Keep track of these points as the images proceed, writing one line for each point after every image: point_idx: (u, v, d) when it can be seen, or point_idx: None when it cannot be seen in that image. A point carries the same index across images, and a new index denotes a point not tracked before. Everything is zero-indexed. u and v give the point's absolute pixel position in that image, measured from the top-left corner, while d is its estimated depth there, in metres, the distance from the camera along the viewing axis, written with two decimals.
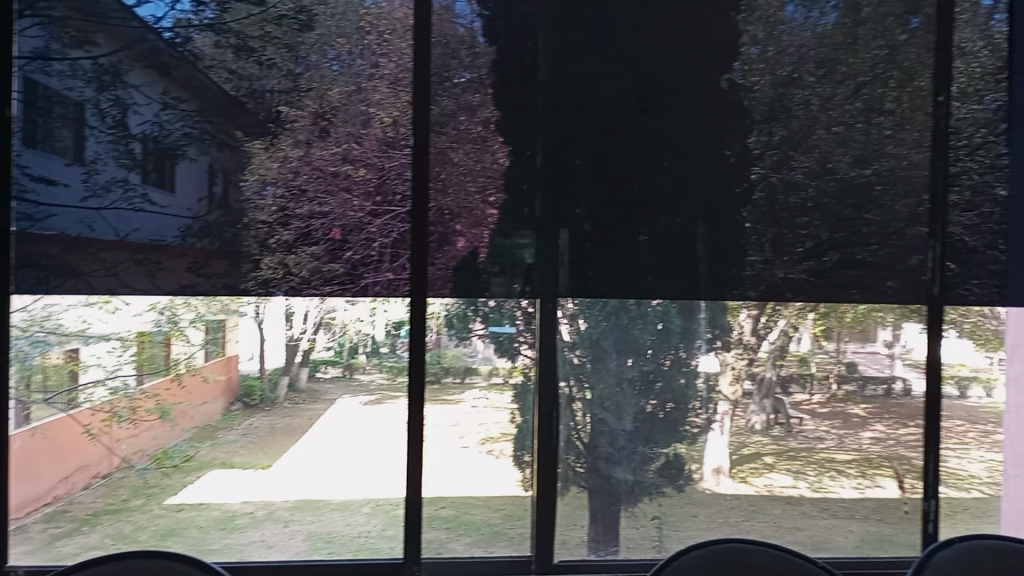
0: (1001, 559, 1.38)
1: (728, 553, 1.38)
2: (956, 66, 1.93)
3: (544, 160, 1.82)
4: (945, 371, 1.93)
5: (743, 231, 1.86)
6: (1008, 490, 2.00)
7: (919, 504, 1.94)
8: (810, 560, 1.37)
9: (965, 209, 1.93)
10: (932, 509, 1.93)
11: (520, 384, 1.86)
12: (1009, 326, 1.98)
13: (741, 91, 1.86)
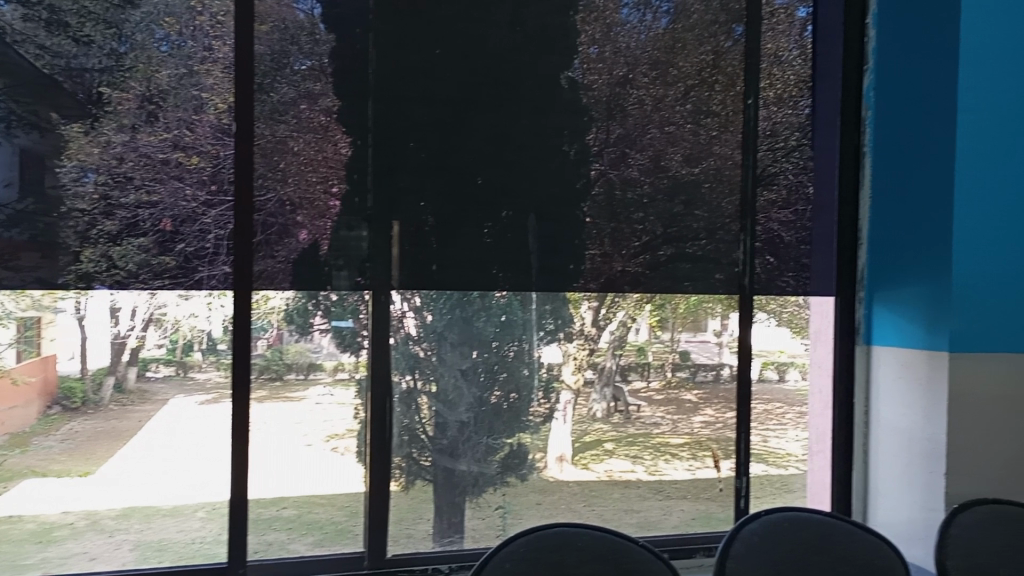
0: (802, 529, 1.50)
1: (560, 537, 1.41)
2: (773, 73, 2.08)
3: (387, 152, 1.80)
4: (763, 357, 2.09)
5: (584, 226, 1.92)
6: (811, 465, 2.17)
7: (733, 481, 2.07)
8: (631, 539, 1.44)
9: (781, 206, 2.08)
10: (744, 485, 2.07)
11: (364, 380, 1.82)
12: (813, 313, 2.16)
13: (580, 89, 1.92)
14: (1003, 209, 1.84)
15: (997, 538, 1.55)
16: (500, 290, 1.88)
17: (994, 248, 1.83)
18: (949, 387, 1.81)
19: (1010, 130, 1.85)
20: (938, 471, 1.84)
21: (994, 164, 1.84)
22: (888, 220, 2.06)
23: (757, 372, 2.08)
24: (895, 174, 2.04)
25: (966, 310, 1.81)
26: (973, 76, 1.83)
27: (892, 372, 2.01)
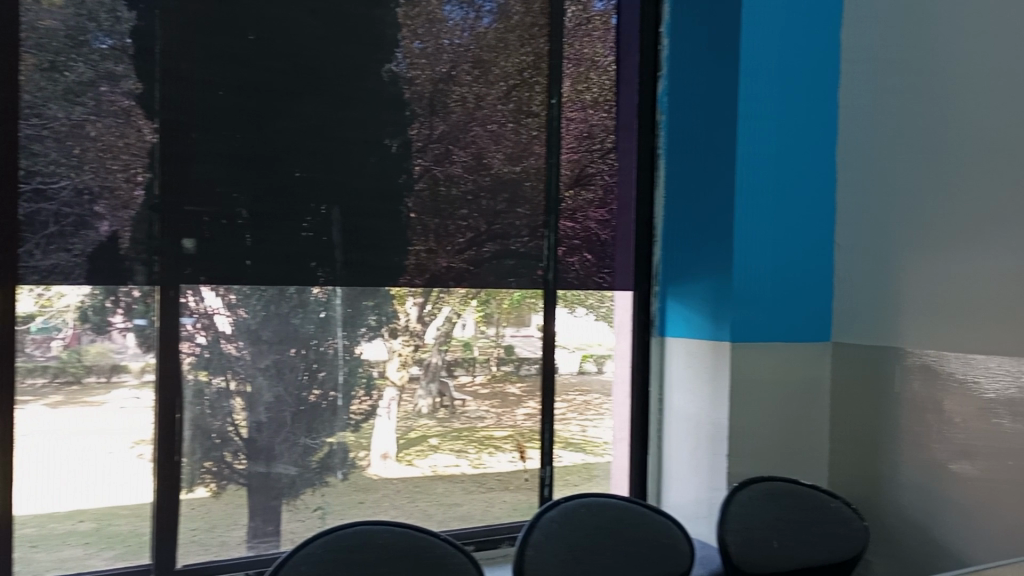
0: (601, 513, 1.55)
1: (359, 536, 1.39)
2: (591, 77, 2.16)
3: (205, 140, 1.70)
4: (583, 349, 2.17)
5: (408, 222, 1.91)
6: (614, 453, 2.25)
7: (537, 471, 2.11)
8: (433, 534, 1.45)
9: (598, 206, 2.18)
10: (547, 474, 2.12)
11: (155, 381, 1.69)
12: (617, 306, 2.24)
13: (401, 83, 1.89)
14: (775, 211, 2.01)
15: (770, 512, 1.67)
16: (323, 286, 1.83)
17: (769, 247, 2.00)
18: (729, 376, 1.96)
19: (785, 140, 2.03)
20: (720, 453, 1.98)
21: (767, 169, 2.00)
22: (679, 219, 2.19)
23: (578, 365, 2.16)
24: (687, 175, 2.17)
25: (743, 303, 1.97)
26: (751, 87, 1.99)
27: (681, 364, 2.15)
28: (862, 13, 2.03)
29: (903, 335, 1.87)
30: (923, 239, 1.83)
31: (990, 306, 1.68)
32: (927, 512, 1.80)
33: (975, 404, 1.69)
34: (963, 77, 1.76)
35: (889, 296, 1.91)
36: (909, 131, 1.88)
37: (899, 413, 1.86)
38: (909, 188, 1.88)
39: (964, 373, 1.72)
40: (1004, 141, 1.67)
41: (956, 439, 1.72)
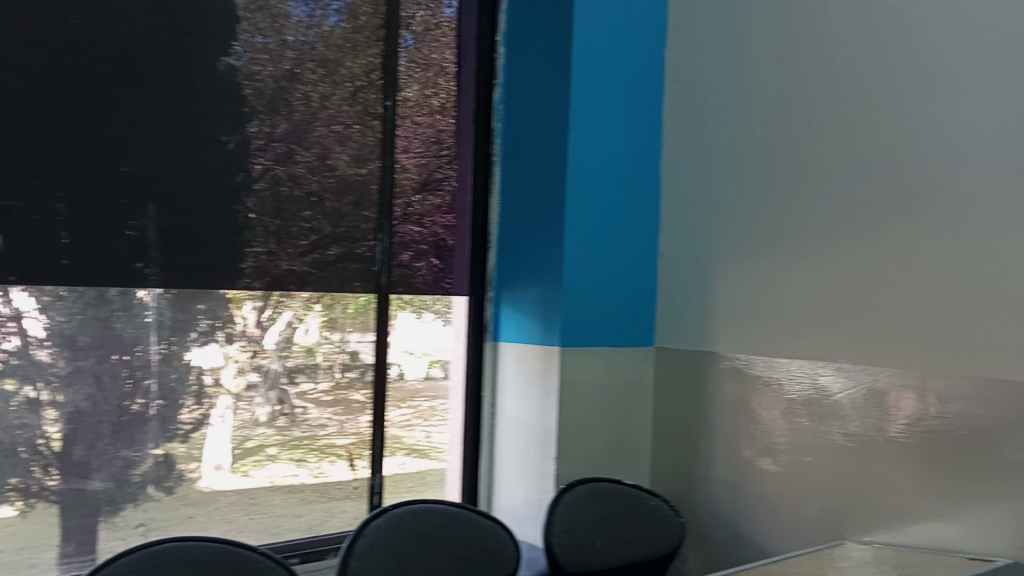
0: (428, 522, 1.53)
1: (169, 555, 1.31)
2: (440, 83, 2.17)
3: (18, 128, 1.55)
4: (432, 355, 2.17)
5: (247, 222, 1.83)
6: (450, 459, 2.22)
7: (367, 479, 2.05)
8: (252, 549, 1.38)
9: (445, 211, 2.18)
10: (377, 483, 2.06)
11: None
12: (455, 312, 2.22)
13: (240, 77, 1.81)
14: (604, 217, 2.08)
15: (594, 512, 1.70)
16: (157, 287, 1.72)
17: (598, 252, 2.07)
18: (558, 378, 2.00)
19: (619, 152, 2.12)
20: (548, 456, 2.02)
21: (600, 180, 2.08)
22: (512, 223, 2.22)
23: (426, 371, 2.15)
24: (519, 180, 2.20)
25: (572, 305, 2.02)
26: (583, 98, 2.05)
27: (516, 368, 2.17)
28: (685, 35, 2.14)
29: (717, 339, 1.98)
30: (736, 248, 1.96)
31: (790, 312, 1.82)
32: (735, 507, 1.91)
33: (779, 404, 1.82)
34: (773, 100, 1.90)
35: (705, 302, 2.02)
36: (725, 146, 2.01)
37: (713, 414, 1.98)
38: (724, 200, 2.00)
39: (769, 375, 1.85)
40: (806, 160, 1.82)
41: (762, 438, 1.86)
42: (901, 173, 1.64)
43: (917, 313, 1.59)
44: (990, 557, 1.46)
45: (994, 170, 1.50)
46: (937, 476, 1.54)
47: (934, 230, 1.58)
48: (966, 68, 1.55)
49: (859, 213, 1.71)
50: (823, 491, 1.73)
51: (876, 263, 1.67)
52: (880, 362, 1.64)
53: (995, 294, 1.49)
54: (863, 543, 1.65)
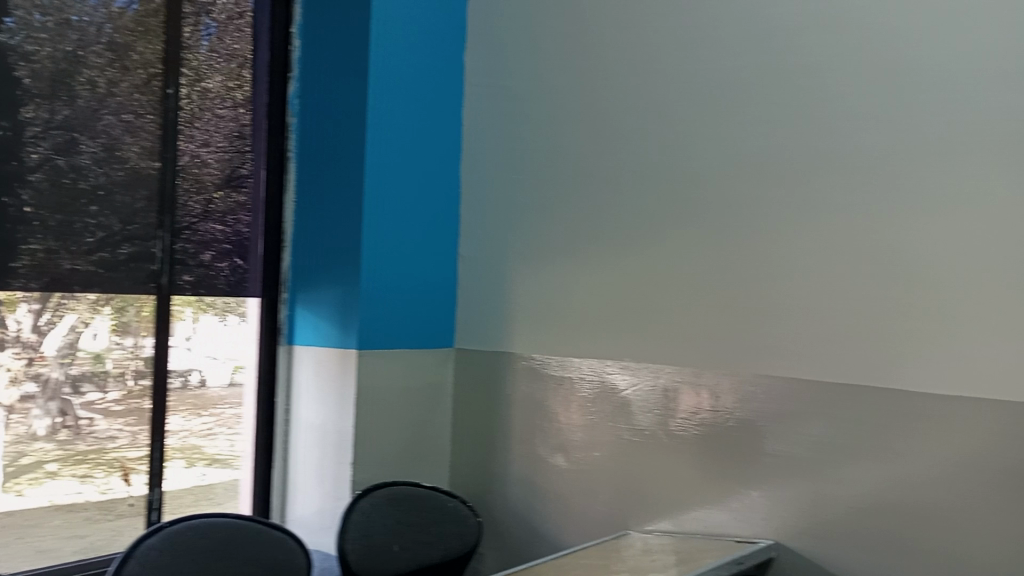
0: (211, 536, 1.41)
1: None
2: (245, 75, 2.07)
3: None
4: (237, 360, 2.06)
5: (23, 217, 1.66)
6: (243, 467, 2.08)
7: (144, 494, 1.87)
8: None
9: (249, 209, 2.07)
10: (156, 498, 1.89)
11: None
12: (248, 311, 2.08)
13: (12, 57, 1.63)
14: (405, 217, 2.06)
15: (393, 517, 1.69)
16: None
17: (399, 253, 2.04)
18: (357, 381, 1.95)
19: (422, 155, 2.10)
20: (345, 462, 1.96)
21: (403, 182, 2.06)
22: (303, 219, 2.11)
23: (230, 377, 2.04)
24: (311, 175, 2.11)
25: (370, 306, 1.98)
26: (382, 97, 2.02)
27: (312, 371, 2.07)
28: (484, 40, 2.16)
29: (516, 339, 2.01)
30: (534, 250, 2.00)
31: (584, 312, 1.89)
32: (532, 504, 1.96)
33: (573, 402, 1.89)
34: (571, 109, 1.96)
35: (505, 303, 2.04)
36: (523, 151, 2.05)
37: (511, 413, 2.01)
38: (523, 203, 2.04)
39: (563, 375, 1.91)
40: (598, 170, 1.89)
41: (557, 435, 1.91)
42: (684, 184, 1.75)
43: (697, 313, 1.70)
44: (752, 539, 1.59)
45: (765, 183, 1.63)
46: (712, 467, 1.66)
47: (710, 238, 1.70)
48: (744, 87, 1.68)
49: (646, 219, 1.80)
50: (613, 484, 1.81)
51: (662, 266, 1.77)
52: (664, 360, 1.74)
53: (763, 296, 1.62)
54: (646, 532, 1.74)
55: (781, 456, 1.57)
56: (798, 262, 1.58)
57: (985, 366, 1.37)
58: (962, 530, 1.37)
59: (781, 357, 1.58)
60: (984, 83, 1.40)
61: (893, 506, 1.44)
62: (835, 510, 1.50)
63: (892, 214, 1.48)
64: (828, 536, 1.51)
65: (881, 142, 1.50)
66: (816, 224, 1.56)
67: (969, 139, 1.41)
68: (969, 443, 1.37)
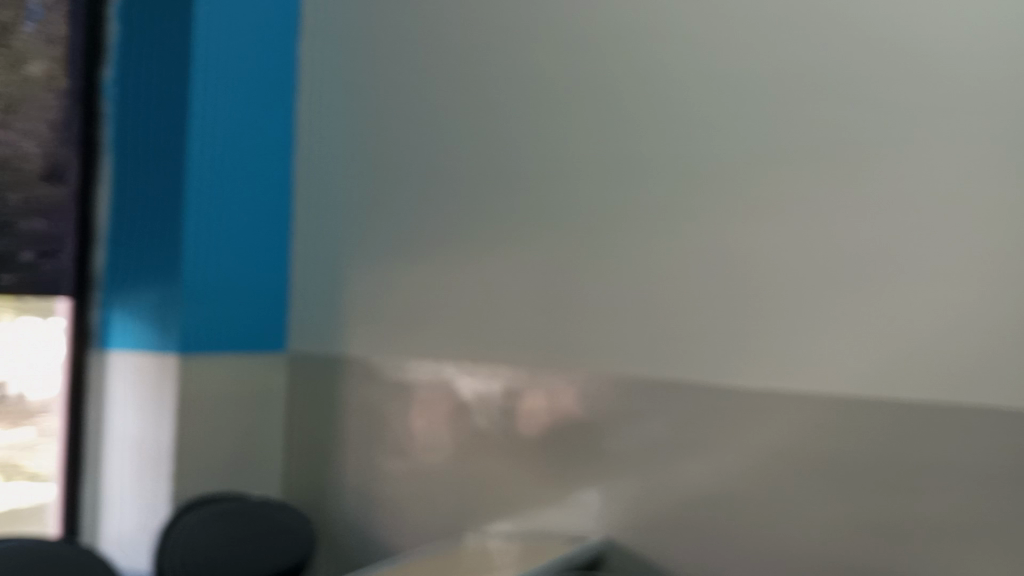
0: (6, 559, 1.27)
1: None
2: (73, 58, 1.85)
3: None
4: (62, 366, 1.82)
5: None
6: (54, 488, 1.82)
7: None
8: None
9: (71, 203, 1.83)
10: None
11: None
12: (62, 313, 1.82)
13: None
14: (230, 210, 1.84)
15: (219, 532, 1.53)
16: None
17: (226, 249, 1.84)
18: (178, 393, 1.74)
19: (252, 145, 1.89)
20: (166, 480, 1.74)
21: (230, 176, 1.85)
22: (114, 207, 1.85)
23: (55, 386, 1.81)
24: (123, 156, 1.85)
25: (191, 309, 1.77)
26: (205, 78, 1.80)
27: (128, 383, 1.82)
28: (319, 21, 1.96)
29: (354, 342, 1.87)
30: (377, 251, 1.84)
31: (430, 313, 1.77)
32: (366, 515, 1.84)
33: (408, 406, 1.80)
34: (418, 93, 1.82)
35: (342, 303, 1.88)
36: (364, 139, 1.88)
37: (348, 420, 1.87)
38: (363, 192, 1.87)
39: (402, 378, 1.80)
40: (446, 166, 1.77)
41: (397, 440, 1.81)
42: (537, 178, 1.67)
43: (542, 313, 1.65)
44: (584, 536, 1.58)
45: (621, 176, 1.59)
46: (552, 467, 1.63)
47: (559, 235, 1.64)
48: (603, 77, 1.62)
49: (499, 214, 1.70)
50: (451, 490, 1.74)
51: (511, 266, 1.69)
52: (509, 361, 1.68)
53: (615, 294, 1.58)
54: (483, 536, 1.68)
55: (621, 453, 1.56)
56: (645, 258, 1.55)
57: (830, 364, 1.39)
58: (795, 520, 1.40)
59: (632, 357, 1.56)
60: (835, 86, 1.41)
61: (731, 501, 1.45)
62: (664, 504, 1.51)
63: (739, 211, 1.47)
64: (661, 530, 1.51)
65: (730, 142, 1.49)
66: (668, 219, 1.53)
67: (819, 139, 1.42)
68: (813, 440, 1.40)
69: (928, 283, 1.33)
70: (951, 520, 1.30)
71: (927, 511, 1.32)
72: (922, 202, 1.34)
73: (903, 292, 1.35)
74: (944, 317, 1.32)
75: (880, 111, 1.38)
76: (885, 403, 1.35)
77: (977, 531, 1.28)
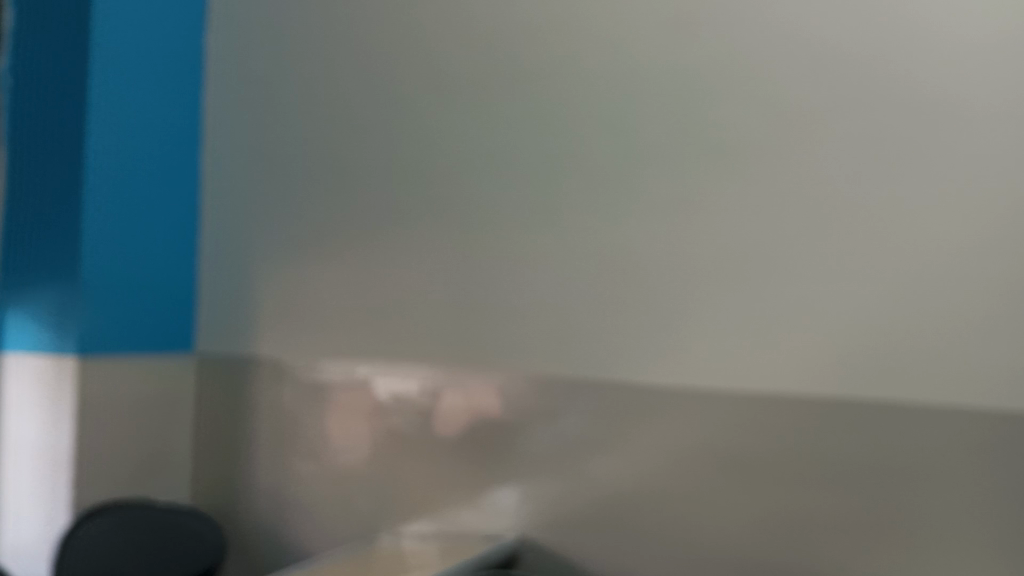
0: None
1: None
2: None
3: None
4: None
5: None
6: None
7: None
8: None
9: None
10: None
11: None
12: None
13: None
14: (140, 193, 1.51)
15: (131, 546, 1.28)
16: None
17: (128, 233, 1.49)
18: (74, 404, 1.41)
19: (162, 102, 1.54)
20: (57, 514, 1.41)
21: (134, 137, 1.50)
22: (13, 197, 1.47)
23: None
24: (28, 138, 1.46)
25: (85, 306, 1.43)
26: (119, 23, 1.47)
27: (29, 387, 1.45)
28: None
29: (264, 341, 1.51)
30: (276, 227, 1.51)
31: (320, 300, 1.46)
32: (260, 522, 1.50)
33: (359, 409, 1.41)
34: (298, 65, 1.50)
35: (254, 293, 1.53)
36: (276, 91, 1.52)
37: (258, 424, 1.52)
38: (256, 180, 1.53)
39: (316, 378, 1.45)
40: (362, 122, 1.43)
41: (305, 438, 1.46)
42: (455, 140, 1.34)
43: (455, 297, 1.33)
44: (495, 537, 1.28)
45: (502, 167, 1.30)
46: (469, 467, 1.31)
47: (518, 192, 1.29)
48: (482, 54, 1.33)
49: (434, 190, 1.36)
50: (365, 492, 1.40)
51: (407, 238, 1.38)
52: (432, 355, 1.35)
53: (508, 270, 1.29)
54: (397, 537, 1.36)
55: (539, 455, 1.26)
56: (604, 217, 1.22)
57: (792, 360, 1.10)
58: (729, 522, 1.12)
59: (539, 353, 1.26)
60: (820, 62, 1.10)
61: (637, 497, 1.18)
62: (584, 501, 1.22)
63: (750, 151, 1.13)
64: (590, 533, 1.22)
65: (747, 73, 1.14)
66: (564, 206, 1.25)
67: (728, 130, 1.15)
68: (723, 433, 1.13)
69: (853, 285, 1.07)
70: (878, 513, 1.05)
71: (847, 507, 1.06)
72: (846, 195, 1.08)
73: (824, 301, 1.09)
74: (867, 306, 1.06)
75: (805, 91, 1.10)
76: (835, 409, 1.07)
77: (938, 539, 1.02)
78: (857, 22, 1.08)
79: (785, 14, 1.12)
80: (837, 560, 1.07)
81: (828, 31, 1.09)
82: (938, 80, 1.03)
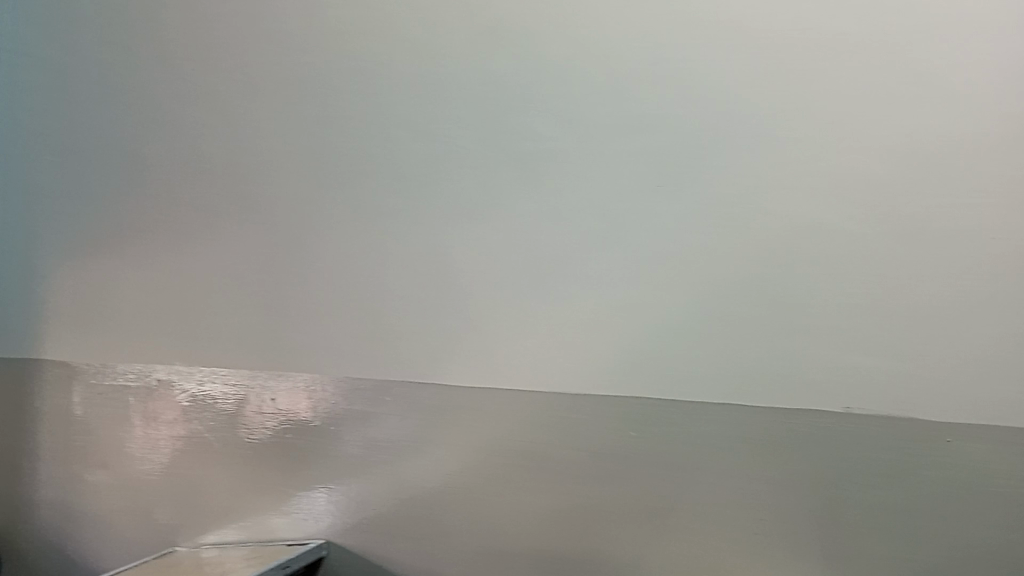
0: None
1: None
2: None
3: None
4: None
5: None
6: None
7: None
8: None
9: None
10: None
11: None
12: None
13: None
14: None
15: None
16: None
17: None
18: None
19: None
20: None
21: None
22: None
23: None
24: None
25: None
26: None
27: None
28: None
29: (50, 344, 1.40)
30: (63, 220, 1.41)
31: (117, 301, 1.37)
32: (44, 540, 1.39)
33: (156, 416, 1.34)
34: (86, 50, 1.39)
35: (37, 293, 1.42)
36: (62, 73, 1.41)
37: (39, 432, 1.40)
38: (40, 171, 1.42)
39: (108, 383, 1.36)
40: (161, 113, 1.36)
41: (96, 448, 1.37)
42: (263, 138, 1.30)
43: (260, 301, 1.30)
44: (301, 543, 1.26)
45: (308, 173, 1.28)
46: (276, 473, 1.28)
47: (328, 194, 1.27)
48: (284, 58, 1.29)
49: (237, 190, 1.31)
50: (164, 501, 1.33)
51: (211, 237, 1.33)
52: (238, 359, 1.31)
53: (316, 273, 1.27)
54: (198, 549, 1.31)
55: (347, 458, 1.25)
56: (415, 222, 1.23)
57: (590, 361, 1.16)
58: (531, 517, 1.17)
59: (345, 358, 1.26)
60: (610, 88, 1.16)
61: (441, 498, 1.20)
62: (392, 503, 1.22)
63: (556, 162, 1.18)
64: (394, 536, 1.22)
65: (556, 88, 1.18)
66: (371, 214, 1.25)
67: (526, 146, 1.19)
68: (525, 433, 1.17)
69: (646, 289, 1.14)
70: (663, 504, 1.12)
71: (637, 497, 1.13)
72: (636, 210, 1.14)
73: (616, 309, 1.15)
74: (658, 310, 1.13)
75: (607, 107, 1.16)
76: (628, 407, 1.14)
77: (716, 523, 1.11)
78: (642, 52, 1.14)
79: (579, 41, 1.17)
80: (625, 550, 1.13)
81: (617, 57, 1.15)
82: (714, 108, 1.12)
